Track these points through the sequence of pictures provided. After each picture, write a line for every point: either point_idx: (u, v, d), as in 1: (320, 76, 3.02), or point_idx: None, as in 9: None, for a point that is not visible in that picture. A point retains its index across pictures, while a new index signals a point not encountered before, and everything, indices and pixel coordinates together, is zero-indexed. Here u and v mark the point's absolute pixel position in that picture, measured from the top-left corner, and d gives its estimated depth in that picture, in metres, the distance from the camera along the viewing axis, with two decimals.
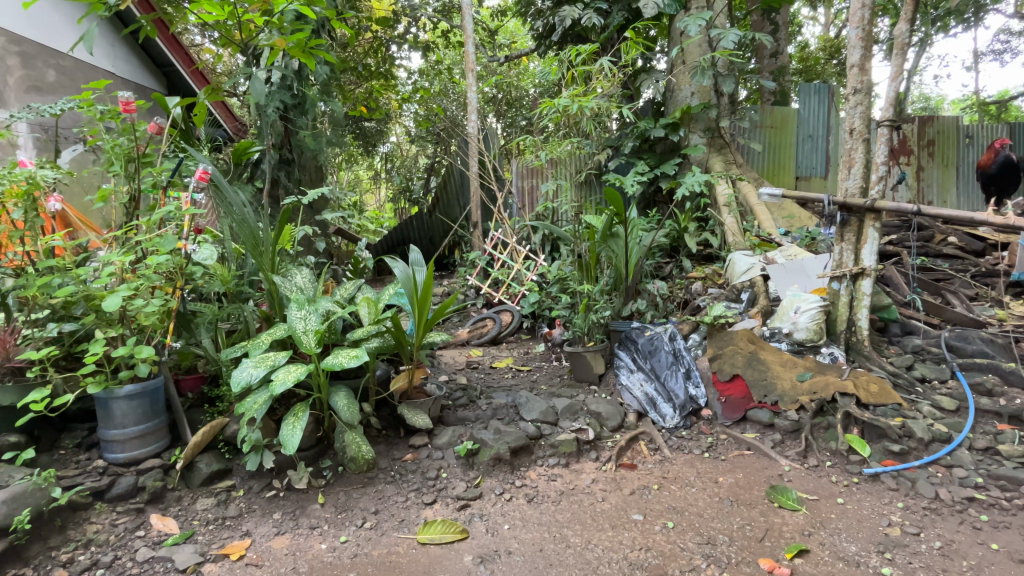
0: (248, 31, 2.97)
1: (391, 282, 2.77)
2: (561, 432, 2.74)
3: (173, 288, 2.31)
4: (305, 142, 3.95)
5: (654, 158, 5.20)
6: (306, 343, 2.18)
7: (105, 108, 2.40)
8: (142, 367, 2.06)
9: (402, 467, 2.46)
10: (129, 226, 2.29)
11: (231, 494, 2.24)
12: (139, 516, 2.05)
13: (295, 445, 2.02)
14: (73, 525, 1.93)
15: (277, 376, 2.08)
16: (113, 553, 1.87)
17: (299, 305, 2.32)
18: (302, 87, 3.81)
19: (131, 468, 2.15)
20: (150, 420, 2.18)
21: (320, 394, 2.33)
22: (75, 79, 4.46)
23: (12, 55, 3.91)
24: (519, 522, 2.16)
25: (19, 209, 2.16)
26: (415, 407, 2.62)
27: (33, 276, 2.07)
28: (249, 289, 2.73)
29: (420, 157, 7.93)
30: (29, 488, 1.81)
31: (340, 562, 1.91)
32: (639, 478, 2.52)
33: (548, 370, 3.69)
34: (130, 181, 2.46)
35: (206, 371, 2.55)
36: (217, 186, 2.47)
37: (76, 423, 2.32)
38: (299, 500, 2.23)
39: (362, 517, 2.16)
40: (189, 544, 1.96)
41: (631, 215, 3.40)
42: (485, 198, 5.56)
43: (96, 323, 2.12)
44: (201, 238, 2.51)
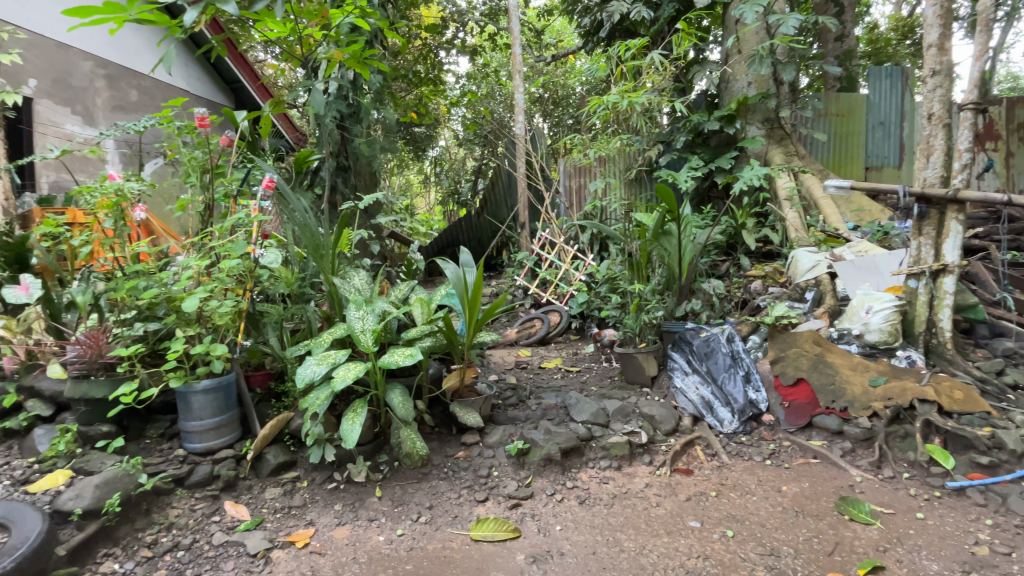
0: (309, 45, 3.13)
1: (443, 283, 2.84)
2: (613, 434, 2.69)
3: (243, 290, 2.47)
4: (360, 149, 4.13)
5: (709, 152, 5.01)
6: (364, 342, 2.29)
7: (182, 124, 2.63)
8: (217, 364, 2.22)
9: (455, 464, 2.50)
10: (206, 233, 2.47)
11: (296, 485, 2.36)
12: (214, 502, 2.20)
13: (355, 439, 2.11)
14: (158, 509, 2.10)
15: (338, 373, 2.19)
16: (192, 536, 2.03)
17: (357, 306, 2.43)
18: (357, 96, 3.97)
19: (207, 457, 2.31)
20: (223, 413, 2.33)
21: (377, 391, 2.42)
22: (154, 98, 4.90)
23: (100, 78, 4.37)
24: (571, 523, 2.15)
25: (110, 219, 2.42)
26: (467, 405, 2.67)
27: (122, 280, 2.29)
28: (311, 290, 2.85)
29: (468, 160, 8.05)
30: (120, 474, 2.00)
31: (398, 554, 1.97)
32: (696, 484, 2.44)
33: (599, 371, 3.63)
34: (205, 192, 2.66)
35: (273, 368, 2.68)
36: (281, 193, 2.64)
37: (160, 415, 2.50)
38: (358, 492, 2.32)
39: (417, 511, 2.23)
40: (259, 530, 2.09)
41: (685, 212, 3.29)
42: (533, 198, 5.54)
43: (176, 323, 2.30)
44: (268, 243, 2.67)
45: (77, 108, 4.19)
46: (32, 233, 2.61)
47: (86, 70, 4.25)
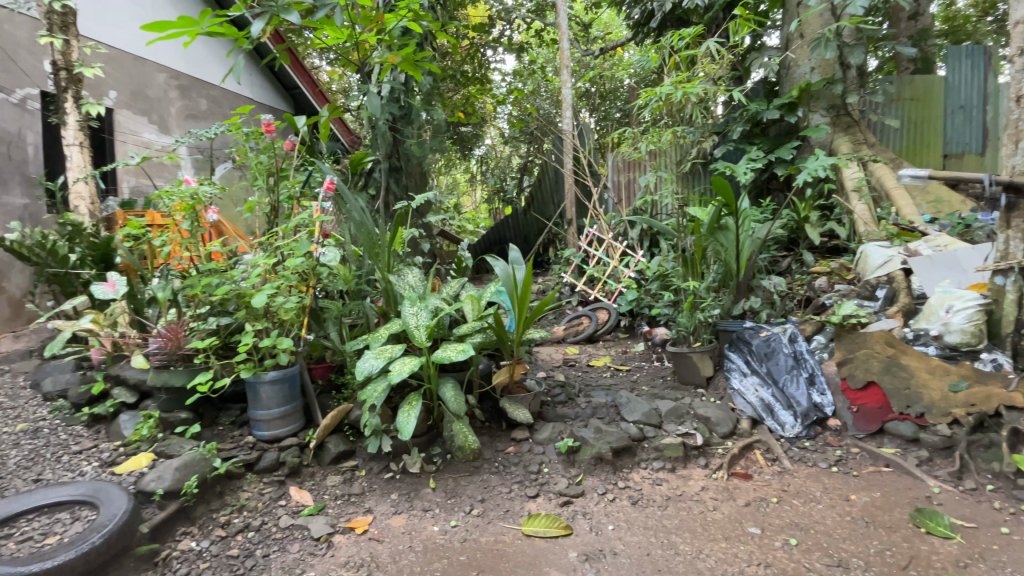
0: (364, 50, 3.24)
1: (492, 280, 2.86)
2: (667, 435, 2.63)
3: (306, 286, 2.60)
4: (411, 150, 4.24)
5: (767, 143, 4.78)
6: (418, 337, 2.36)
7: (249, 130, 2.83)
8: (283, 357, 2.35)
9: (506, 459, 2.53)
10: (273, 234, 2.62)
11: (354, 473, 2.46)
12: (281, 488, 2.33)
13: (411, 431, 2.17)
14: (230, 491, 2.24)
15: (394, 367, 2.26)
16: (261, 518, 2.16)
17: (411, 302, 2.51)
18: (408, 98, 4.07)
19: (274, 445, 2.44)
20: (288, 403, 2.46)
21: (430, 384, 2.48)
22: (221, 106, 5.22)
23: (173, 88, 4.70)
24: (624, 523, 2.12)
25: (186, 221, 2.61)
26: (516, 402, 2.69)
27: (198, 277, 2.47)
28: (367, 287, 2.94)
29: (513, 157, 8.10)
30: (197, 458, 2.16)
31: (452, 545, 2.02)
32: (755, 489, 2.35)
33: (650, 371, 3.55)
34: (271, 194, 2.82)
35: (333, 361, 2.80)
36: (340, 194, 2.79)
37: (232, 403, 2.66)
38: (413, 483, 2.40)
39: (470, 504, 2.27)
40: (321, 515, 2.20)
41: (742, 205, 3.16)
42: (580, 194, 5.49)
43: (246, 317, 2.45)
44: (327, 242, 2.80)
45: (154, 117, 4.53)
46: (117, 233, 2.85)
47: (160, 81, 4.58)
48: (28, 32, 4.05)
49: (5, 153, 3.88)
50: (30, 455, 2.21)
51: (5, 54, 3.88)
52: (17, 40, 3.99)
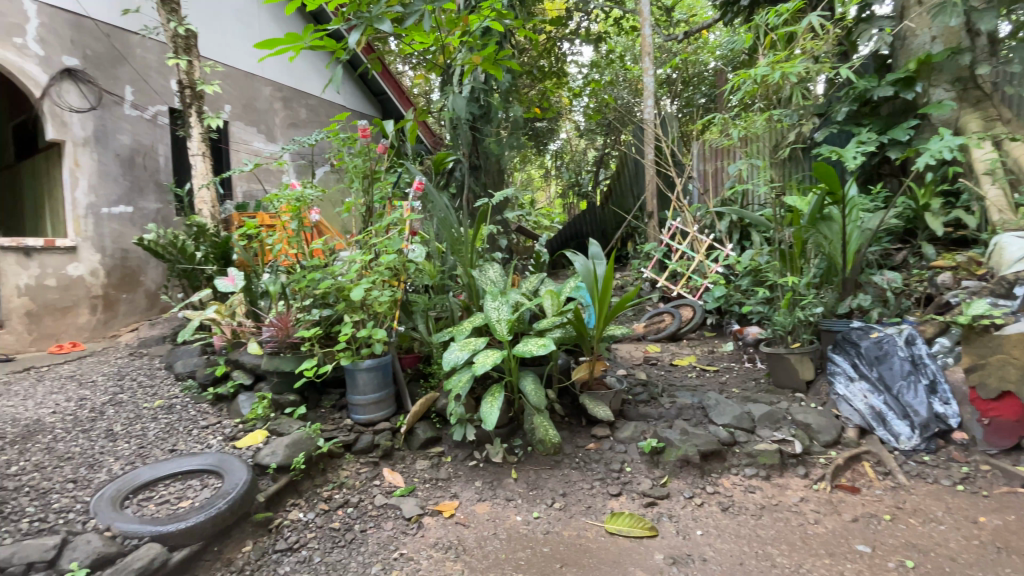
0: (448, 52, 3.35)
1: (572, 276, 2.83)
2: (760, 441, 2.48)
3: (398, 281, 2.75)
4: (490, 148, 4.33)
5: (878, 123, 4.31)
6: (500, 331, 2.41)
7: (346, 136, 3.04)
8: (378, 346, 2.52)
9: (587, 455, 2.52)
10: (368, 232, 2.80)
11: (441, 459, 2.58)
12: (375, 468, 2.50)
13: (494, 421, 2.23)
14: (331, 469, 2.43)
15: (478, 359, 2.34)
16: (359, 496, 2.32)
17: (493, 297, 2.57)
18: (487, 97, 4.15)
19: (369, 428, 2.62)
20: (382, 390, 2.63)
21: (511, 377, 2.53)
22: (318, 114, 5.64)
23: (277, 100, 5.16)
24: (714, 530, 2.04)
25: (293, 222, 2.87)
26: (597, 398, 2.66)
27: (304, 273, 2.70)
28: (450, 282, 3.05)
29: (589, 150, 8.05)
30: (304, 437, 2.37)
31: (535, 536, 2.06)
32: (863, 504, 2.15)
33: (740, 372, 3.36)
34: (366, 195, 3.01)
35: (420, 351, 2.94)
36: (428, 194, 2.93)
37: (332, 388, 2.88)
38: (496, 472, 2.47)
39: (551, 497, 2.30)
40: (412, 497, 2.33)
41: (849, 193, 2.91)
42: (662, 185, 5.28)
43: (345, 310, 2.64)
44: (415, 239, 2.94)
45: (262, 128, 4.99)
46: (236, 233, 3.14)
47: (267, 94, 5.04)
48: (158, 55, 4.64)
49: (142, 164, 4.47)
50: (168, 426, 2.53)
51: (138, 76, 4.49)
52: (149, 63, 4.58)
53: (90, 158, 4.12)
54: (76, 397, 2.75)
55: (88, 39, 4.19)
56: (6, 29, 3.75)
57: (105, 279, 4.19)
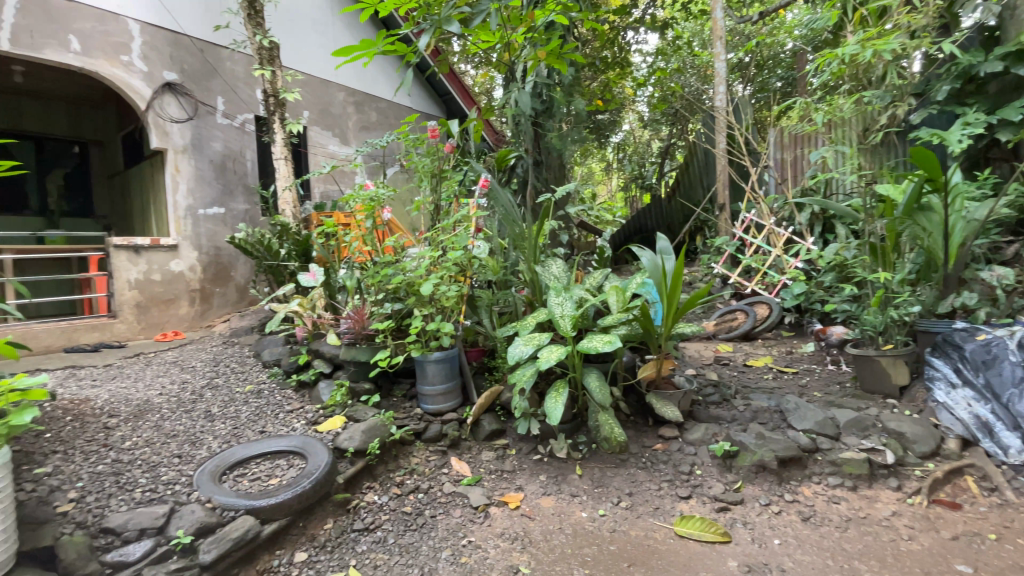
0: (513, 49, 3.37)
1: (639, 271, 2.77)
2: (845, 449, 2.31)
3: (464, 276, 2.82)
4: (552, 143, 4.31)
5: (989, 101, 3.85)
6: (564, 327, 2.41)
7: (415, 137, 3.15)
8: (446, 339, 2.60)
9: (654, 455, 2.47)
10: (436, 229, 2.89)
11: (506, 451, 2.63)
12: (443, 457, 2.59)
13: (558, 417, 2.24)
14: (403, 455, 2.55)
15: (542, 354, 2.34)
16: (428, 482, 2.42)
17: (557, 292, 2.57)
18: (551, 91, 4.14)
19: (437, 417, 2.72)
20: (450, 381, 2.71)
21: (575, 373, 2.52)
22: (388, 117, 5.86)
23: (350, 104, 5.42)
24: (793, 540, 1.94)
25: (367, 220, 3.02)
26: (665, 398, 2.59)
27: (377, 268, 2.84)
28: (513, 277, 3.08)
29: (654, 141, 7.81)
30: (379, 424, 2.50)
31: (601, 533, 2.05)
32: (966, 523, 1.96)
33: (821, 375, 3.15)
34: (434, 193, 3.11)
35: (485, 345, 3.00)
36: (494, 191, 2.98)
37: (402, 378, 3.02)
38: (561, 467, 2.48)
39: (617, 495, 2.27)
40: (478, 486, 2.40)
41: (952, 179, 2.64)
42: (734, 176, 5.03)
43: (415, 304, 2.75)
44: (480, 235, 2.99)
45: (336, 131, 5.27)
46: (315, 231, 3.34)
47: (340, 99, 5.31)
48: (244, 66, 5.02)
49: (232, 168, 4.87)
50: (259, 409, 2.75)
51: (228, 87, 4.89)
52: (236, 74, 4.96)
53: (188, 164, 4.56)
54: (180, 380, 3.06)
55: (185, 54, 4.61)
56: (117, 49, 4.19)
57: (201, 274, 4.63)
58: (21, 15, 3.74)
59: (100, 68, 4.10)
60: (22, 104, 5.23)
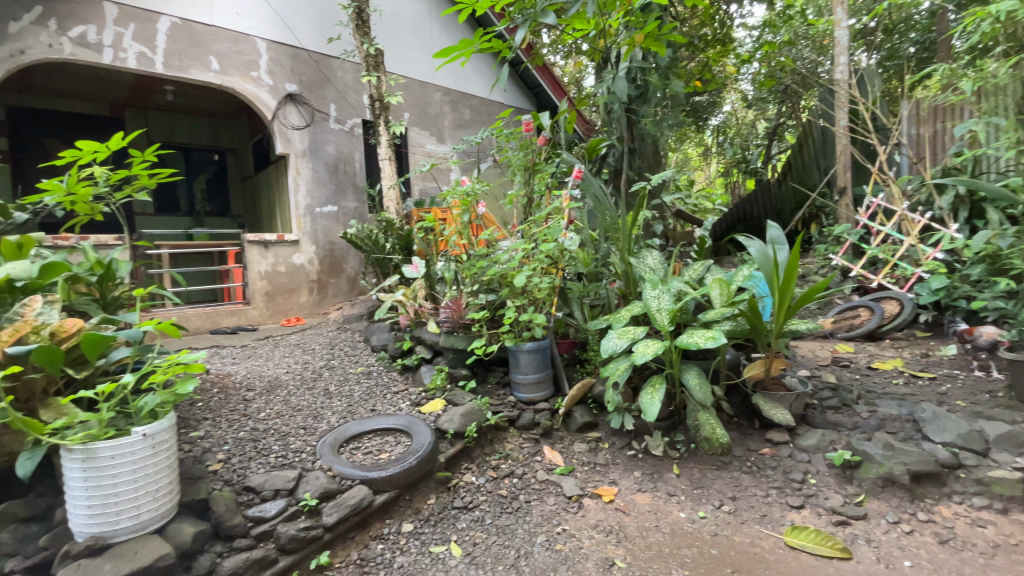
0: (607, 36, 3.29)
1: (745, 263, 2.60)
2: (997, 468, 2.00)
3: (557, 268, 2.84)
4: (647, 130, 4.16)
5: None
6: (660, 321, 2.32)
7: (509, 131, 3.21)
8: (538, 330, 2.64)
9: (759, 460, 2.33)
10: (529, 222, 2.92)
11: (599, 444, 2.63)
12: (536, 445, 2.65)
13: (655, 414, 2.17)
14: (498, 441, 2.65)
15: (638, 349, 2.28)
16: (523, 468, 2.49)
17: (653, 285, 2.48)
18: (646, 76, 3.98)
19: (530, 406, 2.78)
20: (543, 370, 2.75)
21: (673, 370, 2.43)
22: (481, 113, 6.03)
23: (445, 104, 5.65)
24: (929, 564, 1.72)
25: (463, 214, 3.13)
26: (774, 400, 2.42)
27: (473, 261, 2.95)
28: (605, 269, 3.04)
29: (759, 122, 7.21)
30: (475, 409, 2.61)
31: (701, 535, 1.98)
32: None
33: (967, 382, 2.74)
34: (527, 187, 3.16)
35: (576, 337, 3.01)
36: (587, 182, 2.94)
37: (496, 366, 3.12)
38: (656, 465, 2.42)
39: (719, 499, 2.17)
40: (571, 477, 2.42)
41: None
42: (857, 156, 4.49)
43: (508, 295, 2.82)
44: (572, 227, 2.99)
45: (433, 130, 5.53)
46: (416, 225, 3.54)
47: (437, 99, 5.55)
48: (353, 74, 5.44)
49: (344, 169, 5.32)
50: (369, 389, 3.01)
51: (339, 94, 5.32)
52: (346, 82, 5.39)
53: (307, 168, 5.05)
54: (303, 360, 3.43)
55: (303, 66, 5.09)
56: (248, 66, 4.73)
57: (318, 266, 5.13)
58: (170, 40, 4.34)
59: (234, 84, 4.65)
60: (176, 120, 6.12)
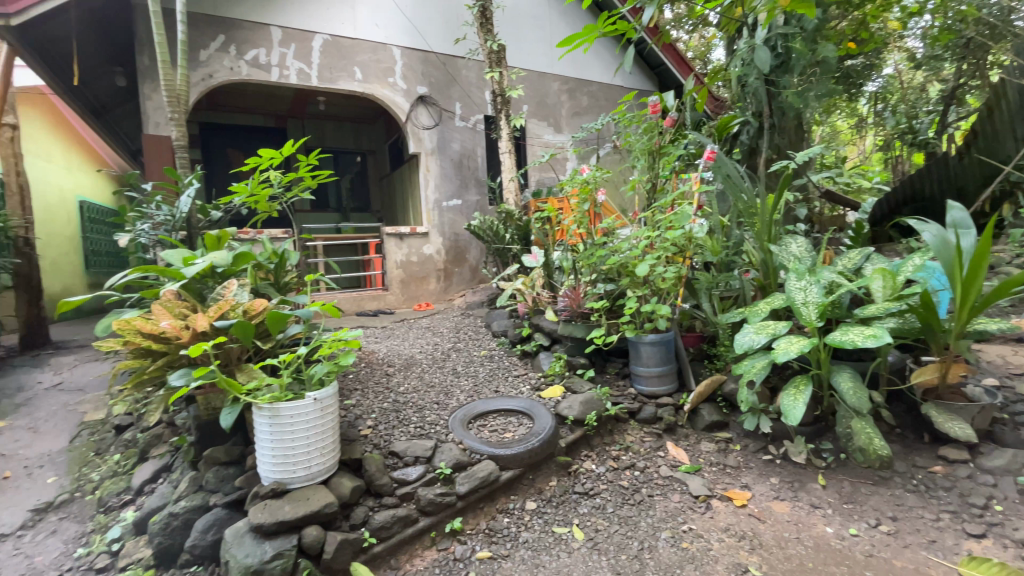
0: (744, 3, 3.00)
1: (916, 251, 2.24)
2: None
3: (684, 257, 2.71)
4: (788, 103, 3.72)
5: None
6: (807, 315, 2.10)
7: (633, 115, 3.09)
8: (662, 322, 2.54)
9: (929, 479, 2.01)
10: (654, 208, 2.81)
11: (729, 445, 2.48)
12: (659, 440, 2.57)
13: (799, 417, 1.97)
14: (618, 432, 2.62)
15: (779, 346, 2.09)
16: (645, 462, 2.44)
17: (799, 276, 2.25)
18: (788, 42, 3.56)
19: (652, 399, 2.71)
20: (666, 364, 2.66)
21: (821, 370, 2.20)
22: (600, 99, 5.91)
23: (563, 92, 5.64)
24: None
25: (584, 203, 3.11)
26: (950, 411, 2.07)
27: (592, 250, 2.92)
28: (738, 258, 2.83)
29: (933, 83, 6.04)
30: (595, 398, 2.62)
31: (853, 555, 1.77)
32: None
33: None
34: (651, 172, 3.04)
35: (703, 331, 2.85)
36: (720, 164, 2.74)
37: (616, 357, 3.08)
38: (798, 473, 2.22)
39: (875, 517, 1.92)
40: (698, 476, 2.32)
41: None
42: None
43: (629, 285, 2.76)
44: (701, 212, 2.82)
45: (551, 120, 5.56)
46: (534, 215, 3.61)
47: (555, 88, 5.56)
48: (476, 71, 5.68)
49: (467, 165, 5.61)
50: (492, 372, 3.17)
51: (463, 92, 5.60)
52: (470, 80, 5.65)
53: (435, 164, 5.41)
54: (432, 342, 3.71)
55: (432, 69, 5.43)
56: (385, 73, 5.18)
57: (445, 256, 5.48)
58: (323, 56, 4.89)
59: (375, 90, 5.14)
60: (325, 126, 6.93)
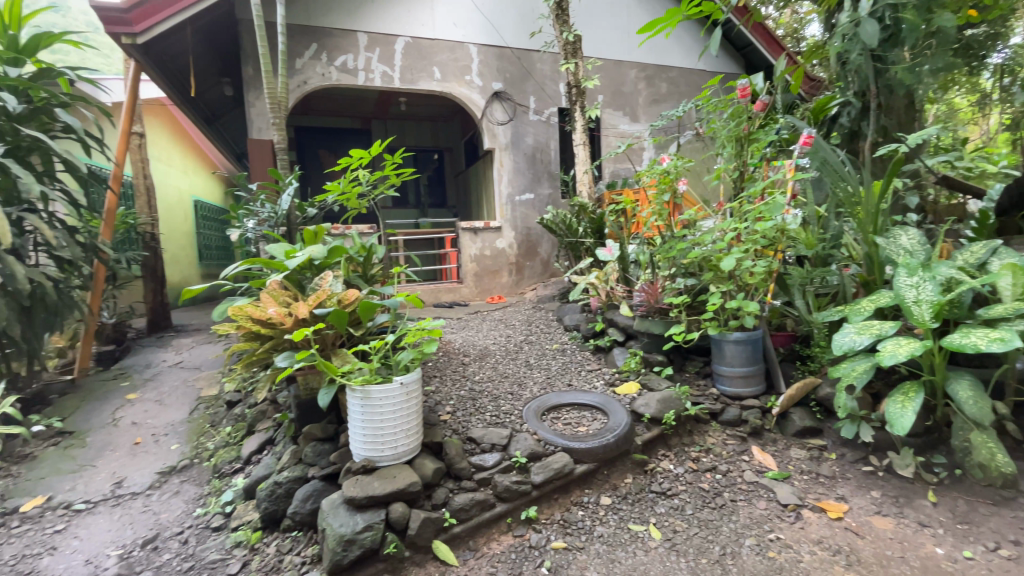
0: None
1: None
2: None
3: (775, 250, 2.54)
4: (899, 80, 3.34)
5: None
6: (919, 315, 1.89)
7: (719, 100, 2.93)
8: (748, 319, 2.41)
9: None
10: (740, 199, 2.66)
11: (823, 453, 2.32)
12: (743, 443, 2.45)
13: (907, 427, 1.79)
14: (698, 433, 2.53)
15: (885, 347, 1.90)
16: (727, 465, 2.34)
17: (909, 271, 2.03)
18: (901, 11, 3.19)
19: (736, 401, 2.59)
20: (752, 364, 2.53)
21: (934, 376, 1.98)
22: (680, 86, 5.66)
23: (640, 80, 5.46)
24: None
25: (664, 194, 3.00)
26: None
27: (673, 243, 2.82)
28: (837, 252, 2.61)
29: None
30: (673, 397, 2.54)
31: None
32: None
33: None
34: (738, 160, 2.87)
35: (795, 330, 2.68)
36: (819, 149, 2.52)
37: (695, 355, 2.96)
38: (904, 488, 2.03)
39: (998, 541, 1.71)
40: (787, 484, 2.19)
41: None
42: None
43: (713, 279, 2.64)
44: (795, 203, 2.63)
45: (627, 110, 5.42)
46: (608, 208, 3.55)
47: (632, 77, 5.41)
48: (551, 64, 5.65)
49: (541, 158, 5.62)
50: (565, 365, 3.18)
51: (538, 85, 5.60)
52: (545, 73, 5.64)
53: (509, 159, 5.48)
54: (506, 334, 3.78)
55: (507, 64, 5.49)
56: (462, 71, 5.31)
57: (517, 250, 5.54)
58: (404, 57, 5.10)
59: (453, 89, 5.29)
60: (405, 125, 7.23)
